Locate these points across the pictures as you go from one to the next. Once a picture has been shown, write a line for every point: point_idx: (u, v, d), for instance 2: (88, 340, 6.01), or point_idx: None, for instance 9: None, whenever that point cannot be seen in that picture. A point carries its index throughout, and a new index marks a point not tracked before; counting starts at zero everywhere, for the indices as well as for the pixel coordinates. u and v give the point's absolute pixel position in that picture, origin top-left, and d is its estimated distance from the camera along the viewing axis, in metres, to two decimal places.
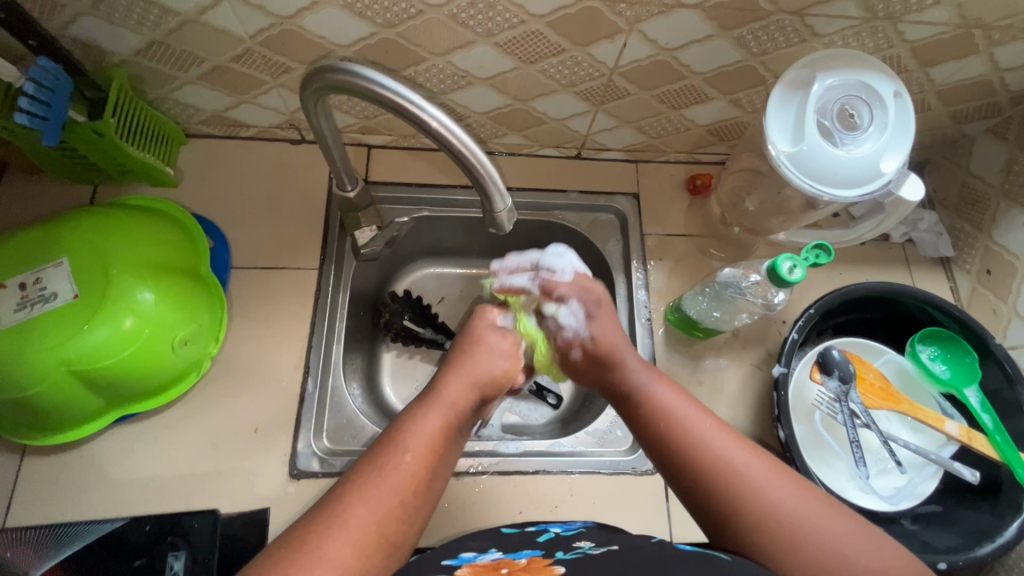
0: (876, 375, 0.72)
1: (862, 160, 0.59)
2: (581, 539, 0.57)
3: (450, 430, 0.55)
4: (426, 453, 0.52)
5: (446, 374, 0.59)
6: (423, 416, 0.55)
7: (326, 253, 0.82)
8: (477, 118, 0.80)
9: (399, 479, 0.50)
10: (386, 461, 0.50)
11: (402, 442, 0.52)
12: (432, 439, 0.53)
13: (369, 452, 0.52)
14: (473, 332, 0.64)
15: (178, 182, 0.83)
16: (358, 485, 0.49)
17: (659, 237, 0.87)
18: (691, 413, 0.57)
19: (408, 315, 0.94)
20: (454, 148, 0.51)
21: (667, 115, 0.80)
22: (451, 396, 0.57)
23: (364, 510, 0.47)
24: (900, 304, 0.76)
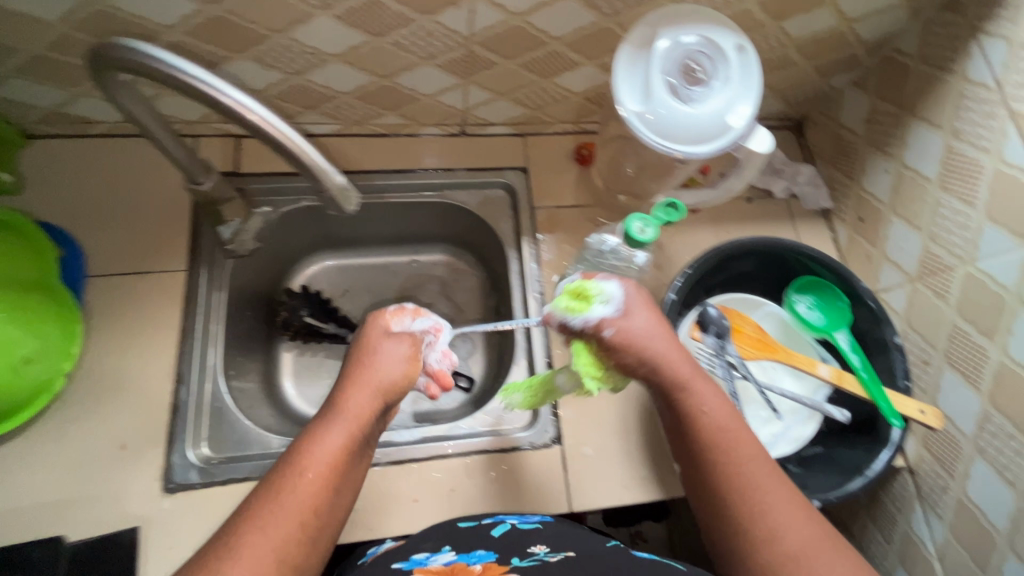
0: (753, 327, 0.74)
1: (708, 115, 0.59)
2: (539, 538, 0.59)
3: (350, 444, 0.56)
4: (329, 471, 0.54)
5: (344, 391, 0.58)
6: (322, 437, 0.55)
7: (196, 254, 0.77)
8: (342, 98, 0.77)
9: (305, 491, 0.52)
10: (291, 476, 0.53)
11: (305, 457, 0.54)
12: (331, 462, 0.54)
13: (285, 466, 0.54)
14: (362, 344, 0.62)
15: (19, 189, 0.75)
16: (273, 497, 0.51)
17: (549, 210, 0.87)
18: (733, 450, 0.56)
19: (305, 312, 0.95)
20: (278, 142, 0.49)
21: (540, 84, 0.78)
22: (352, 408, 0.57)
23: (265, 523, 0.50)
24: (777, 257, 0.78)
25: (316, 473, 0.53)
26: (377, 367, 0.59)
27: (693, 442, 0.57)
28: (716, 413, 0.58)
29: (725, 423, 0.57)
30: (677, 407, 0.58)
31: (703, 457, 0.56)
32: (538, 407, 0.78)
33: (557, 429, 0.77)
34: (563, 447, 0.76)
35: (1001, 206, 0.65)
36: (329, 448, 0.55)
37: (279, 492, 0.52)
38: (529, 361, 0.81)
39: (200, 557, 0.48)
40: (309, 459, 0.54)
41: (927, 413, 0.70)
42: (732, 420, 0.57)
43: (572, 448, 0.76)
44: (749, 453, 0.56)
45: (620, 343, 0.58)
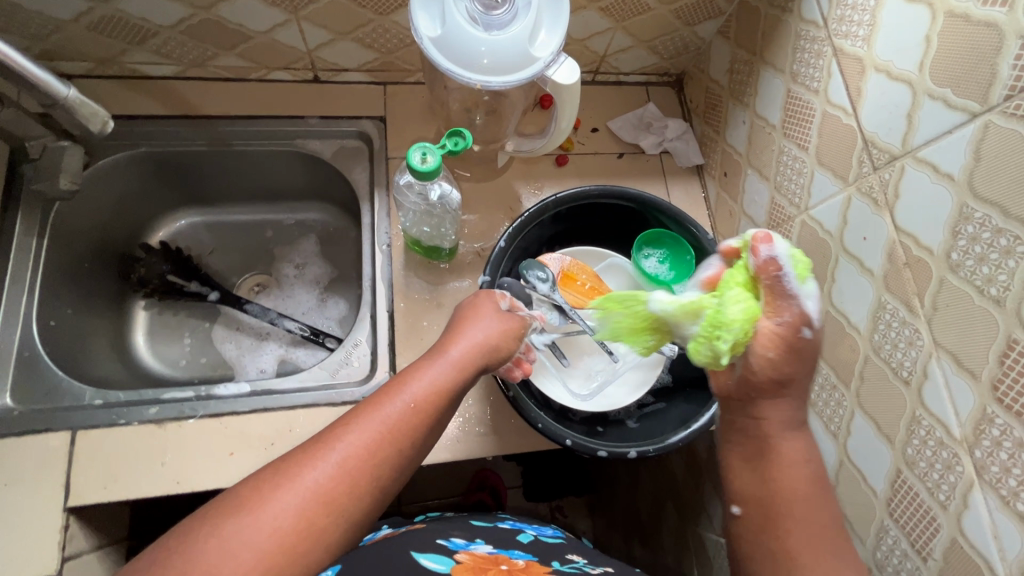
0: (589, 276, 0.71)
1: (505, 42, 0.56)
2: (565, 549, 0.65)
3: (456, 377, 0.52)
4: (422, 405, 0.49)
5: (450, 338, 0.55)
6: (423, 371, 0.52)
7: (12, 198, 0.74)
8: (167, 33, 0.73)
9: (380, 428, 0.46)
10: (379, 410, 0.47)
11: (405, 388, 0.50)
12: (426, 397, 0.49)
13: (362, 407, 0.48)
14: (476, 308, 0.59)
15: None
16: (329, 436, 0.45)
17: (405, 161, 0.84)
18: (801, 492, 0.47)
19: (166, 269, 0.93)
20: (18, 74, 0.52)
21: (379, 23, 0.74)
22: (457, 354, 0.53)
23: (330, 461, 0.43)
24: (626, 209, 0.76)
25: (399, 409, 0.48)
26: (483, 325, 0.57)
27: (779, 479, 0.48)
28: (795, 452, 0.49)
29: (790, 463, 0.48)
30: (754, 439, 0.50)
31: (786, 496, 0.47)
32: (376, 360, 0.75)
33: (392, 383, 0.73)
34: None
35: (828, 149, 0.63)
36: (419, 385, 0.50)
37: (354, 425, 0.46)
38: (373, 315, 0.77)
39: (220, 505, 0.41)
40: (404, 393, 0.49)
41: None
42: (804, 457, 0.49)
43: None
44: (803, 494, 0.47)
45: (812, 348, 0.48)
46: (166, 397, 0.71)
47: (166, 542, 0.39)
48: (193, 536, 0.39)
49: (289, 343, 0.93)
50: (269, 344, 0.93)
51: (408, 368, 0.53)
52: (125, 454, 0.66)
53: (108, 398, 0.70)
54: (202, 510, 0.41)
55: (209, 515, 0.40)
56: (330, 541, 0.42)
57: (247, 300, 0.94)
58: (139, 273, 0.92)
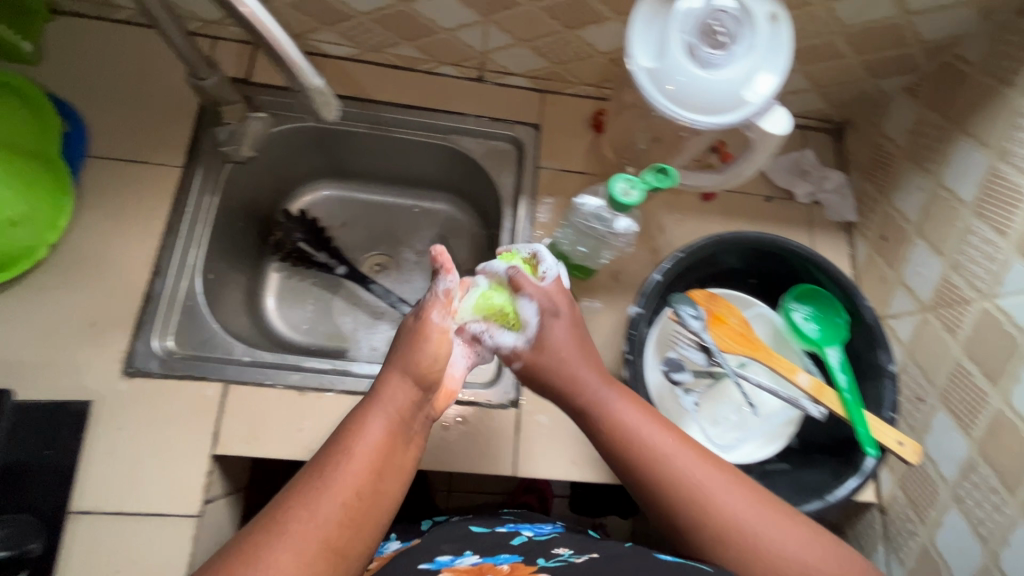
0: (739, 321, 0.69)
1: (722, 84, 0.55)
2: (559, 542, 0.59)
3: (393, 435, 0.51)
4: (369, 468, 0.48)
5: (382, 382, 0.53)
6: (360, 430, 0.50)
7: (193, 154, 0.78)
8: (360, 18, 0.75)
9: (336, 500, 0.45)
10: (324, 486, 0.46)
11: (347, 448, 0.48)
12: (366, 461, 0.48)
13: (302, 485, 0.46)
14: (411, 334, 0.56)
15: (38, 61, 0.77)
16: (281, 525, 0.43)
17: (554, 172, 0.84)
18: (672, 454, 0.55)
19: (301, 236, 0.96)
20: (269, 46, 0.48)
21: (563, 35, 0.74)
22: (383, 406, 0.52)
23: (283, 547, 0.42)
24: (782, 260, 0.73)
25: (348, 477, 0.47)
26: (419, 353, 0.55)
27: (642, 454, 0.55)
28: (648, 426, 0.56)
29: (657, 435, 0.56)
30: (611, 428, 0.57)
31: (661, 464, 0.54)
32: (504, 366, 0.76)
33: (518, 392, 0.75)
34: (519, 411, 0.74)
35: None
36: (361, 447, 0.49)
37: (303, 505, 0.45)
38: None
39: None
40: (350, 455, 0.48)
41: (906, 445, 0.64)
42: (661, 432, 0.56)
43: (529, 414, 0.74)
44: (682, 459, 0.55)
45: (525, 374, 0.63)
46: (307, 366, 0.75)
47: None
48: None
49: None
50: (383, 323, 0.97)
51: (336, 433, 0.51)
52: (268, 414, 0.70)
53: (255, 356, 0.75)
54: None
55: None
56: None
57: (371, 279, 0.97)
58: (276, 238, 0.96)
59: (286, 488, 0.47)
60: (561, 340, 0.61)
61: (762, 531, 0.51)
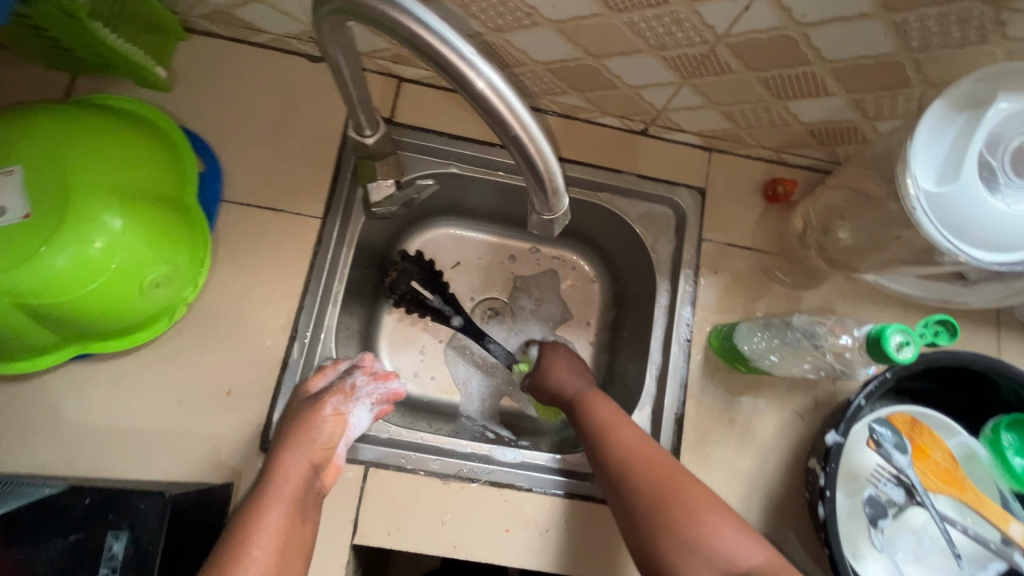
0: (943, 455, 0.62)
1: (1022, 219, 0.45)
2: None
3: (296, 508, 0.55)
4: (277, 537, 0.52)
5: (283, 458, 0.58)
6: (263, 521, 0.52)
7: (333, 201, 0.71)
8: (533, 67, 0.66)
9: (257, 572, 0.49)
10: (243, 557, 0.50)
11: (259, 518, 0.52)
12: (279, 533, 0.52)
13: (210, 571, 0.48)
14: (304, 427, 0.60)
15: (170, 87, 0.70)
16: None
17: (719, 246, 0.75)
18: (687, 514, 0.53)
19: (416, 282, 0.87)
20: (519, 146, 0.39)
21: (767, 104, 0.64)
22: (278, 500, 0.54)
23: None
24: (988, 383, 0.65)
25: (256, 557, 0.50)
26: (319, 433, 0.60)
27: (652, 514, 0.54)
28: (650, 473, 0.57)
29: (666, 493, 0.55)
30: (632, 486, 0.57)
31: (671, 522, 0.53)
32: None
33: None
34: None
35: None
36: (273, 518, 0.53)
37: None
38: (656, 411, 0.72)
39: None
40: (263, 527, 0.52)
41: None
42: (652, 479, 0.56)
43: None
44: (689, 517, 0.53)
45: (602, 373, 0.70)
46: (446, 449, 0.69)
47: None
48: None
49: (516, 383, 0.91)
50: (495, 376, 0.91)
51: (243, 506, 0.55)
52: (412, 504, 0.65)
53: (391, 432, 0.70)
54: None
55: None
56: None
57: (488, 339, 0.89)
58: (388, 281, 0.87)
59: (201, 572, 0.49)
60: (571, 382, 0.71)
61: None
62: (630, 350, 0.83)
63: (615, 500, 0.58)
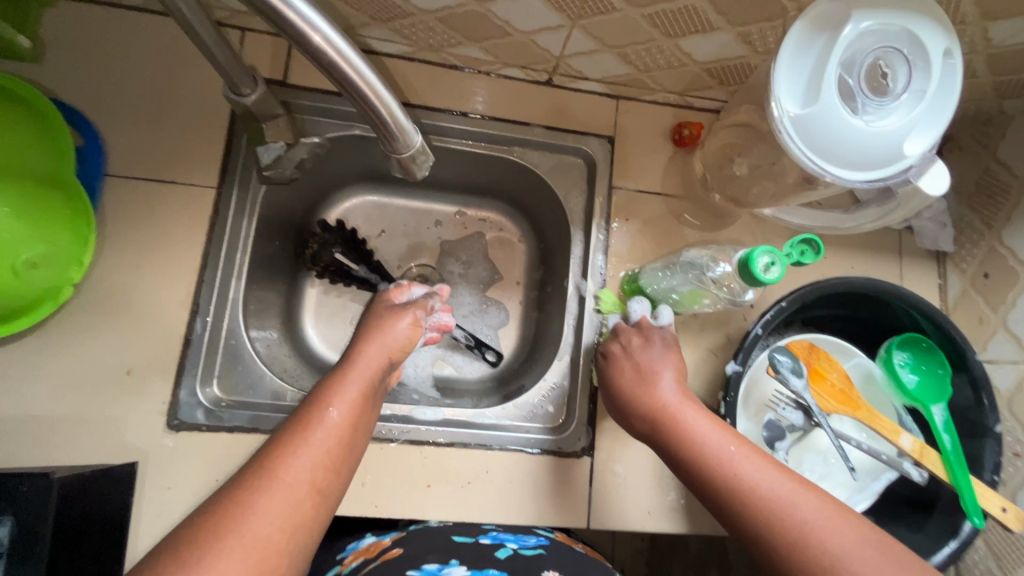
0: (839, 376, 0.64)
1: (880, 136, 0.47)
2: (547, 563, 0.53)
3: (364, 403, 0.52)
4: (347, 420, 0.49)
5: (359, 348, 0.56)
6: (343, 389, 0.51)
7: (228, 170, 0.68)
8: (422, 16, 0.64)
9: (317, 457, 0.46)
10: (305, 442, 0.46)
11: (326, 405, 0.49)
12: (344, 426, 0.49)
13: (292, 426, 0.48)
14: (375, 327, 0.59)
15: (38, 57, 0.66)
16: (267, 474, 0.43)
17: (629, 193, 0.75)
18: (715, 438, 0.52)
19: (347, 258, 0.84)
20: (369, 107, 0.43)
21: (659, 43, 0.64)
22: (350, 385, 0.52)
23: (281, 495, 0.42)
24: (886, 306, 0.67)
25: (333, 417, 0.48)
26: (392, 334, 0.58)
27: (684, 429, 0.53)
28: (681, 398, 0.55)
29: (691, 415, 0.54)
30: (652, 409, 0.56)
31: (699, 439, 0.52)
32: (575, 409, 0.72)
33: (591, 438, 0.70)
34: (593, 460, 0.69)
35: None
36: (338, 408, 0.49)
37: (295, 453, 0.45)
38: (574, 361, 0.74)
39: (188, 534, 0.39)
40: (326, 420, 0.48)
41: (1010, 514, 0.59)
42: (680, 399, 0.55)
43: (604, 464, 0.70)
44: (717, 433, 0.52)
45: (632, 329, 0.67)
46: None
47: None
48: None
49: (447, 346, 0.91)
50: (427, 341, 0.90)
51: (316, 388, 0.52)
52: None
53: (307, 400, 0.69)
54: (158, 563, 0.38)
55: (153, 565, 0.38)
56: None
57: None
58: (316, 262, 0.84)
59: (274, 437, 0.48)
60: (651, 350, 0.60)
61: (836, 538, 0.45)
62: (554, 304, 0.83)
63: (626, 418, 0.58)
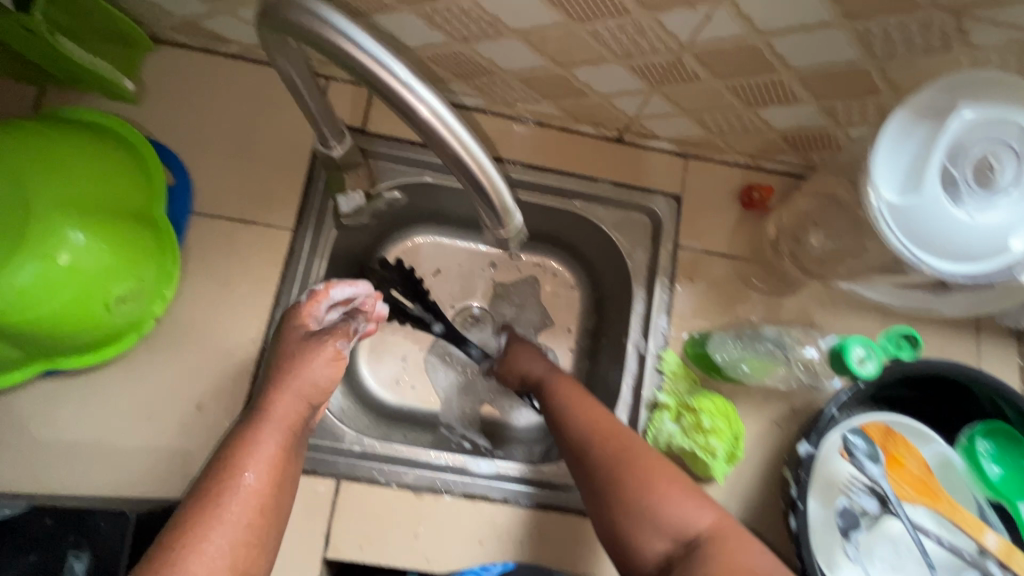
0: (917, 464, 0.62)
1: (985, 230, 0.45)
2: None
3: (284, 460, 0.49)
4: (267, 482, 0.47)
5: (269, 396, 0.52)
6: (255, 445, 0.48)
7: (305, 212, 0.70)
8: (504, 75, 0.65)
9: (235, 525, 0.44)
10: (217, 519, 0.44)
11: (240, 469, 0.46)
12: (263, 490, 0.46)
13: (188, 515, 0.44)
14: (295, 353, 0.55)
15: (140, 99, 0.69)
16: (181, 561, 0.41)
17: (695, 253, 0.74)
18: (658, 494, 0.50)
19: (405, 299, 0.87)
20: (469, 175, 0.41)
21: (739, 111, 0.64)
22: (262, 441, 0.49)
23: (199, 572, 0.41)
24: (968, 391, 0.64)
25: (250, 484, 0.46)
26: (308, 372, 0.54)
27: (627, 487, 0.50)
28: (627, 446, 0.53)
29: (634, 465, 0.52)
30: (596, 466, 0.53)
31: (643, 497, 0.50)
32: None
33: None
34: None
35: None
36: (255, 472, 0.47)
37: (211, 527, 0.43)
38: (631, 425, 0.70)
39: None
40: (242, 487, 0.45)
41: None
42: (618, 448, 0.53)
43: None
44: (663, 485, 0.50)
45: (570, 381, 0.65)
46: (420, 461, 0.69)
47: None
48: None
49: (495, 390, 0.89)
50: (476, 384, 0.89)
51: (227, 442, 0.49)
52: (385, 518, 0.65)
53: (365, 445, 0.69)
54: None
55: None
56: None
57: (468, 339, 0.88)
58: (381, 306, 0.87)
59: (178, 513, 0.44)
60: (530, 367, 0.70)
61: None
62: (609, 358, 0.82)
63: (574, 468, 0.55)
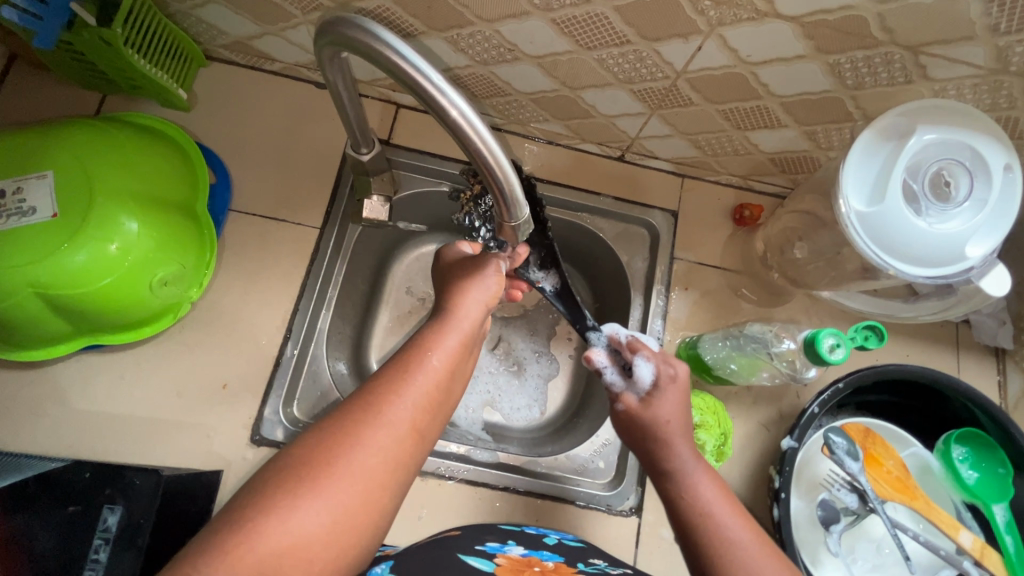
0: (896, 464, 0.65)
1: (943, 238, 0.51)
2: (592, 553, 0.58)
3: (459, 356, 0.53)
4: (438, 383, 0.49)
5: (454, 300, 0.57)
6: (435, 342, 0.52)
7: (331, 212, 0.77)
8: (518, 96, 0.72)
9: (418, 398, 0.47)
10: (409, 383, 0.47)
11: (428, 352, 0.50)
12: (440, 376, 0.49)
13: (373, 386, 0.47)
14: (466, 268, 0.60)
15: (190, 107, 0.77)
16: (360, 425, 0.43)
17: (689, 264, 0.80)
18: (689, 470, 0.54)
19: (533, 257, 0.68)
20: (488, 172, 0.45)
21: (729, 134, 0.70)
22: (420, 371, 0.48)
23: (385, 430, 0.44)
24: (944, 397, 0.68)
25: (433, 364, 0.50)
26: (473, 298, 0.57)
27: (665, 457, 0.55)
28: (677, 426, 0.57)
29: (676, 439, 0.56)
30: (646, 439, 0.57)
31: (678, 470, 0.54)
32: (625, 469, 0.74)
33: (639, 499, 0.72)
34: (641, 520, 0.71)
35: None
36: (437, 360, 0.50)
37: (398, 392, 0.46)
38: None
39: (296, 461, 0.40)
40: (429, 365, 0.49)
41: None
42: (672, 423, 0.57)
43: (651, 525, 0.71)
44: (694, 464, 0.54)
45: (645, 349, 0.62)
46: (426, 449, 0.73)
47: (239, 520, 0.37)
48: (258, 511, 0.37)
49: (499, 392, 0.89)
50: (481, 384, 0.89)
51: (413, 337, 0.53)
52: None
53: None
54: (266, 490, 0.39)
55: (267, 489, 0.39)
56: (374, 535, 0.42)
57: (585, 309, 0.70)
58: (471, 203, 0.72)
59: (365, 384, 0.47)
60: (671, 414, 0.57)
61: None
62: None
63: (625, 432, 0.60)
